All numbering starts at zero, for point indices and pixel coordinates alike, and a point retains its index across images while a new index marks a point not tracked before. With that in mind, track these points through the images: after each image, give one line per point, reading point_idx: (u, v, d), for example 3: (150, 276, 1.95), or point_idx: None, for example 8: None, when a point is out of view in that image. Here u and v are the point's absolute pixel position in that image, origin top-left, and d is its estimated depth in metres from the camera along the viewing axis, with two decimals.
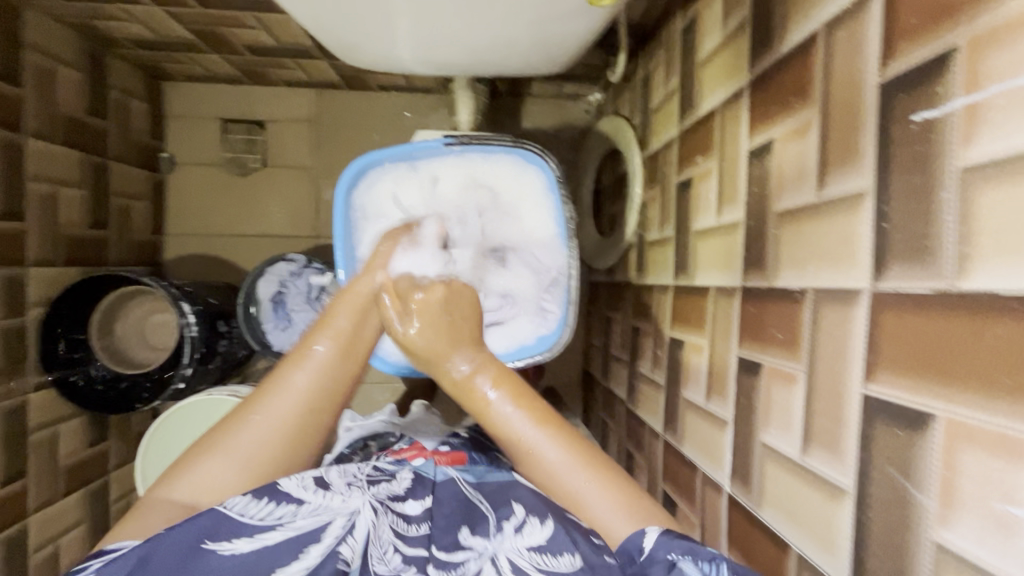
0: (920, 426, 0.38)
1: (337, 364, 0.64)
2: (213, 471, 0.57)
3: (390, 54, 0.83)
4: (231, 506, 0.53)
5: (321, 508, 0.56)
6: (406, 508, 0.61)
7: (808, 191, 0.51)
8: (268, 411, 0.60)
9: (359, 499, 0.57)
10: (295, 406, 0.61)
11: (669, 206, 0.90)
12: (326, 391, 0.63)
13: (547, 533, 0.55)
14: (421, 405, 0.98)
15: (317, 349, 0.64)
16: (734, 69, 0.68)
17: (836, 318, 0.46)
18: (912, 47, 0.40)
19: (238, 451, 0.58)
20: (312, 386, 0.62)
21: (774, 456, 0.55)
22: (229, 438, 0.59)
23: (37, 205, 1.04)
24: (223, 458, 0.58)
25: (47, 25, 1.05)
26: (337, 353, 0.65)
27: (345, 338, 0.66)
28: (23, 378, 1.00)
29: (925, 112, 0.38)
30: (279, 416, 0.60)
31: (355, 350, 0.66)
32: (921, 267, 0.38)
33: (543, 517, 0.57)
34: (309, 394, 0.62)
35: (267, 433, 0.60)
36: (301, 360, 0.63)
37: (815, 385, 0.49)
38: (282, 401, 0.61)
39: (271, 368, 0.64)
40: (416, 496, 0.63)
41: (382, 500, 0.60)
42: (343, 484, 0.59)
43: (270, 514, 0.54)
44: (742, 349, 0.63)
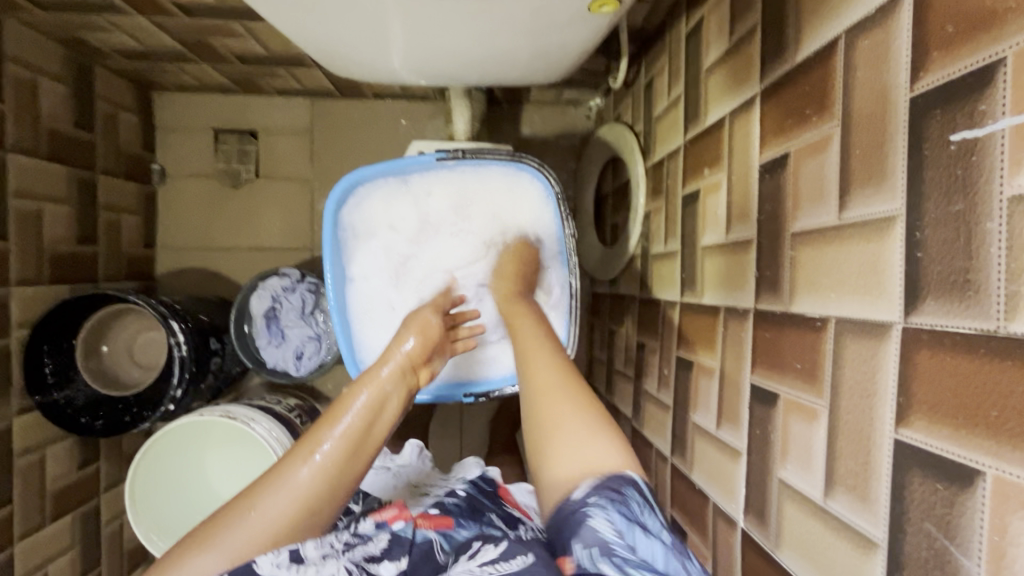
0: (965, 483, 0.34)
1: (344, 463, 0.58)
2: (199, 566, 0.52)
3: (382, 65, 0.79)
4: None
5: None
6: (380, 571, 0.54)
7: (828, 212, 0.47)
8: (264, 510, 0.54)
9: (333, 564, 0.52)
10: (293, 509, 0.55)
11: (674, 218, 0.86)
12: (329, 489, 0.56)
13: (500, 550, 0.49)
14: (414, 446, 0.92)
15: (324, 448, 0.57)
16: (743, 77, 0.64)
17: (863, 353, 0.42)
18: (947, 60, 0.36)
19: (230, 550, 0.52)
20: (316, 486, 0.56)
21: (793, 496, 0.51)
22: (224, 533, 0.53)
23: (21, 222, 1.01)
24: (213, 554, 0.52)
25: (29, 37, 1.02)
26: (344, 453, 0.58)
27: (369, 414, 0.61)
28: (7, 402, 0.97)
29: (965, 131, 0.35)
30: (276, 515, 0.54)
31: (364, 443, 0.60)
32: (963, 304, 0.34)
33: (497, 540, 0.52)
34: (311, 494, 0.56)
35: (259, 536, 0.53)
36: (308, 455, 0.57)
37: (839, 424, 0.45)
38: (281, 501, 0.55)
39: (275, 462, 0.58)
40: (391, 556, 0.56)
41: (357, 563, 0.54)
42: (318, 555, 0.52)
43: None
44: (756, 377, 0.59)
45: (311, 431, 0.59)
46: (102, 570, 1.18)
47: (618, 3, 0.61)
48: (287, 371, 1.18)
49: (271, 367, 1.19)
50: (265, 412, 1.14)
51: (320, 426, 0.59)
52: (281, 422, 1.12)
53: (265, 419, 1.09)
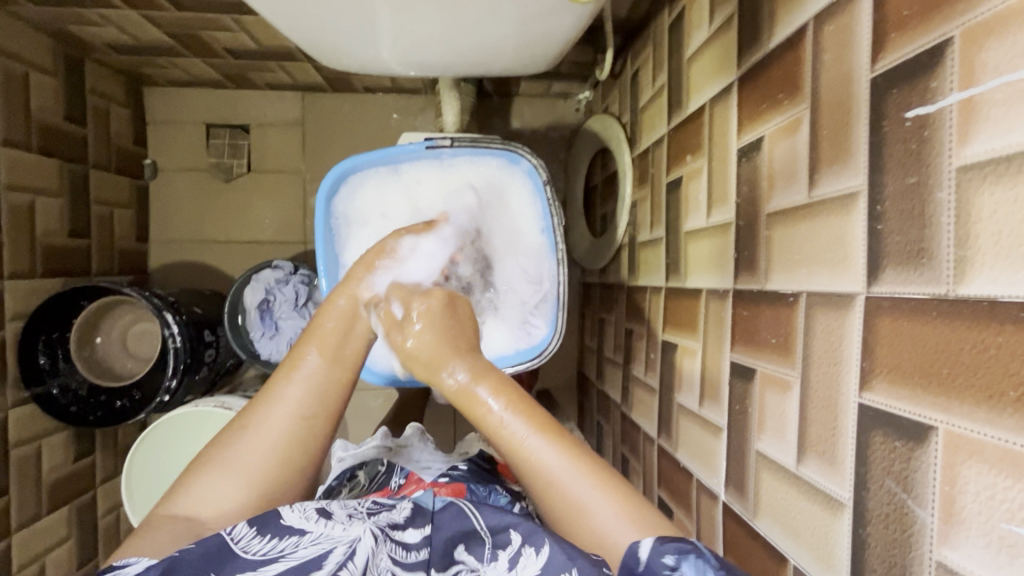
0: (921, 439, 0.36)
1: (326, 374, 0.61)
2: (209, 490, 0.54)
3: (372, 57, 0.80)
4: (237, 540, 0.49)
5: (322, 537, 0.51)
6: (406, 537, 0.54)
7: (799, 191, 0.50)
8: (264, 424, 0.57)
9: (359, 526, 0.52)
10: (288, 419, 0.58)
11: (659, 206, 0.88)
12: (318, 398, 0.60)
13: (542, 563, 0.50)
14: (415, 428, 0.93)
15: (309, 357, 0.61)
16: (722, 65, 0.66)
17: (831, 324, 0.44)
18: (903, 40, 0.38)
19: (234, 466, 0.55)
20: (304, 397, 0.59)
21: (769, 466, 0.53)
22: (228, 451, 0.56)
23: (14, 215, 1.01)
24: (218, 474, 0.55)
25: (20, 30, 1.02)
26: (327, 364, 0.62)
27: (350, 324, 0.66)
28: (3, 394, 0.98)
29: (918, 108, 0.36)
30: (275, 434, 0.57)
31: (343, 353, 0.63)
32: (917, 271, 0.36)
33: (539, 546, 0.51)
34: (304, 404, 0.59)
35: (261, 449, 0.56)
36: (292, 371, 0.61)
37: (809, 394, 0.47)
38: (274, 415, 0.58)
39: (266, 383, 0.61)
40: (416, 523, 0.56)
41: (382, 527, 0.54)
42: (344, 515, 0.54)
43: (273, 546, 0.50)
44: (735, 355, 0.61)
45: (297, 346, 0.63)
46: (99, 561, 1.19)
47: None
48: None
49: (265, 359, 1.20)
50: None
51: (306, 341, 0.64)
52: None
53: None
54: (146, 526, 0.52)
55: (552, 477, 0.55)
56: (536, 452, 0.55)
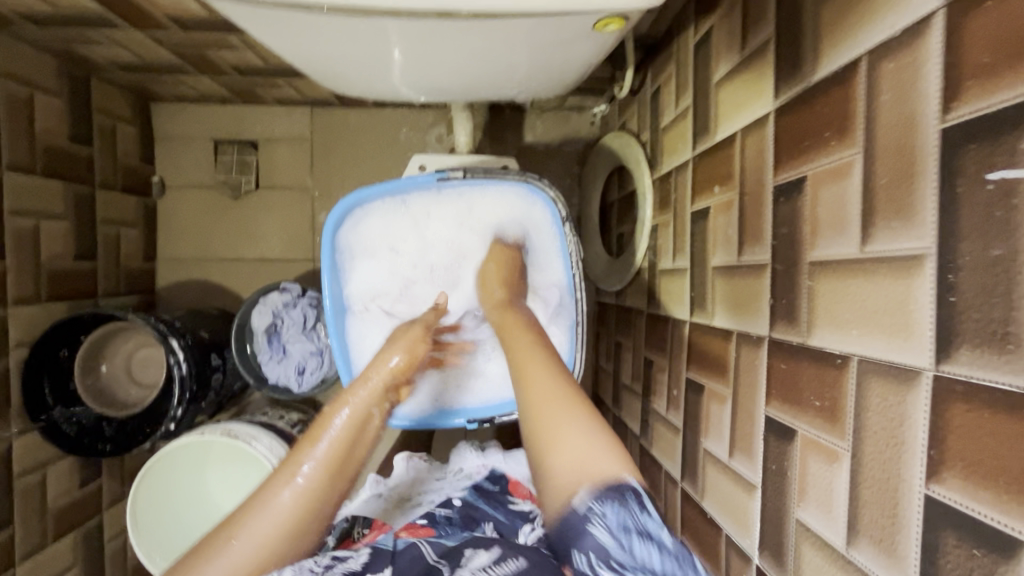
0: (1006, 552, 0.31)
1: (326, 486, 0.56)
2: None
3: (383, 84, 0.77)
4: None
5: None
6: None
7: (849, 243, 0.45)
8: (249, 537, 0.52)
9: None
10: (280, 533, 0.53)
11: (683, 234, 0.83)
12: (312, 511, 0.55)
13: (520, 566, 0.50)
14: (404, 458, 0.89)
15: (308, 465, 0.56)
16: (755, 93, 0.61)
17: (889, 398, 0.40)
18: (984, 90, 0.33)
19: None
20: (298, 509, 0.54)
21: (812, 539, 0.48)
22: (209, 563, 0.51)
23: (18, 240, 0.99)
24: None
25: (24, 52, 1.00)
26: (326, 473, 0.56)
27: (353, 434, 0.60)
28: (7, 424, 0.96)
29: (1004, 170, 0.32)
30: (264, 540, 0.53)
31: (345, 465, 0.59)
32: (1002, 358, 0.32)
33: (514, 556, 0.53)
34: (297, 518, 0.54)
35: (247, 564, 0.51)
36: (291, 475, 0.56)
37: (861, 470, 0.42)
38: (264, 526, 0.53)
39: (257, 487, 0.57)
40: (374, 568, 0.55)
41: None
42: None
43: None
44: (771, 409, 0.56)
45: (294, 450, 0.58)
46: None
47: (622, 20, 0.59)
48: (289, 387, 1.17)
49: (272, 383, 1.17)
50: (267, 429, 1.12)
51: (302, 445, 0.59)
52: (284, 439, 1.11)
53: (267, 436, 1.08)
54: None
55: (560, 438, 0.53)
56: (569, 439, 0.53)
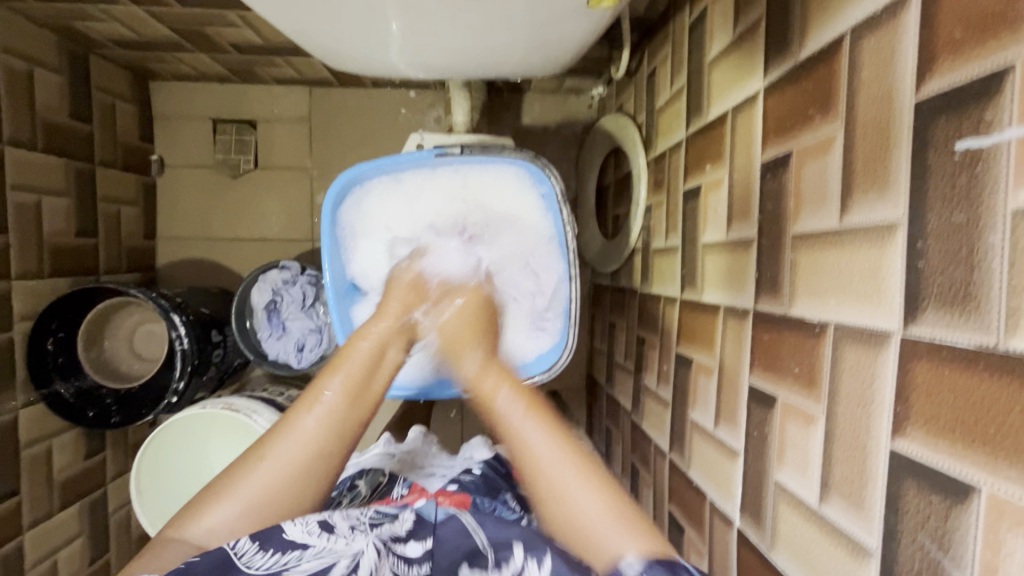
0: (960, 496, 0.34)
1: (346, 414, 0.60)
2: (220, 517, 0.54)
3: (381, 59, 0.78)
4: (241, 554, 0.50)
5: (325, 551, 0.52)
6: (407, 550, 0.57)
7: (829, 215, 0.47)
8: (276, 457, 0.56)
9: (362, 540, 0.54)
10: (302, 454, 0.57)
11: (676, 213, 0.85)
12: (334, 437, 0.59)
13: None
14: (420, 432, 0.91)
15: (328, 394, 0.60)
16: (746, 73, 0.63)
17: (861, 359, 0.42)
18: (954, 64, 0.35)
19: (247, 496, 0.55)
20: (320, 433, 0.58)
21: (789, 499, 0.51)
22: (240, 481, 0.55)
23: (20, 215, 1.01)
24: (230, 503, 0.54)
25: (23, 26, 1.00)
26: (346, 400, 0.60)
27: (369, 367, 0.64)
28: (12, 395, 0.98)
29: (970, 140, 0.34)
30: (287, 461, 0.56)
31: (365, 395, 0.62)
32: (963, 317, 0.34)
33: (540, 559, 0.55)
34: (320, 442, 0.58)
35: (273, 481, 0.55)
36: (312, 404, 0.59)
37: (835, 430, 0.45)
38: (290, 448, 0.57)
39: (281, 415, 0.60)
40: (418, 536, 0.58)
41: (384, 541, 0.56)
42: (347, 526, 0.55)
43: (277, 558, 0.51)
44: (754, 379, 0.58)
45: (314, 378, 0.61)
46: (111, 556, 1.20)
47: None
48: (289, 363, 1.19)
49: (272, 359, 1.19)
50: (267, 404, 1.14)
51: (323, 374, 0.62)
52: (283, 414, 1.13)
53: (267, 410, 1.10)
54: (162, 539, 0.53)
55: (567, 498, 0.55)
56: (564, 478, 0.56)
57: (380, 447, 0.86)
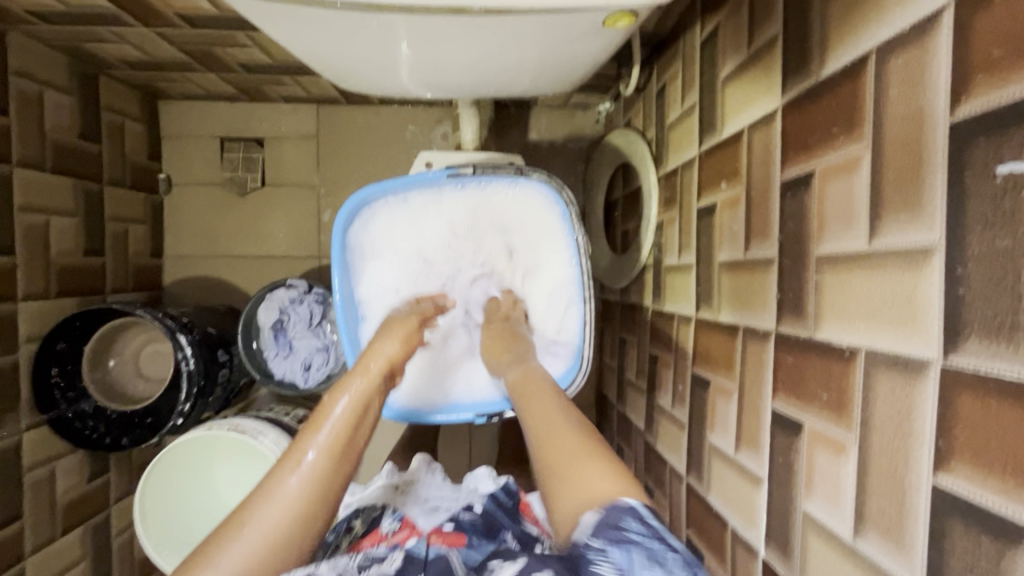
0: (1014, 539, 0.32)
1: (331, 473, 0.55)
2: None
3: (391, 79, 0.77)
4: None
5: None
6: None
7: (857, 237, 0.45)
8: (257, 526, 0.51)
9: None
10: (287, 520, 0.52)
11: (689, 230, 0.84)
12: (321, 498, 0.54)
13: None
14: (422, 461, 0.88)
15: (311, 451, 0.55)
16: (762, 90, 0.62)
17: (896, 388, 0.40)
18: (993, 84, 0.33)
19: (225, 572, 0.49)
20: (306, 495, 0.53)
21: (820, 531, 0.49)
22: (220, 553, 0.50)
23: (28, 236, 1.00)
24: None
25: (34, 49, 1.01)
26: (331, 458, 0.56)
27: (352, 423, 0.59)
28: (16, 418, 0.97)
29: (1013, 163, 0.32)
30: (270, 531, 0.51)
31: (350, 453, 0.57)
32: (1011, 347, 0.32)
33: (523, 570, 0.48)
34: (306, 504, 0.53)
35: (254, 556, 0.50)
36: (295, 464, 0.55)
37: (869, 461, 0.43)
38: (274, 513, 0.52)
39: (265, 477, 0.55)
40: (407, 573, 0.56)
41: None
42: None
43: None
44: (778, 403, 0.57)
45: (298, 438, 0.57)
46: None
47: (631, 17, 0.60)
48: (295, 383, 1.17)
49: (278, 379, 1.18)
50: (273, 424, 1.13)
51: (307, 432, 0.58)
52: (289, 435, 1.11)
53: (273, 430, 1.09)
54: None
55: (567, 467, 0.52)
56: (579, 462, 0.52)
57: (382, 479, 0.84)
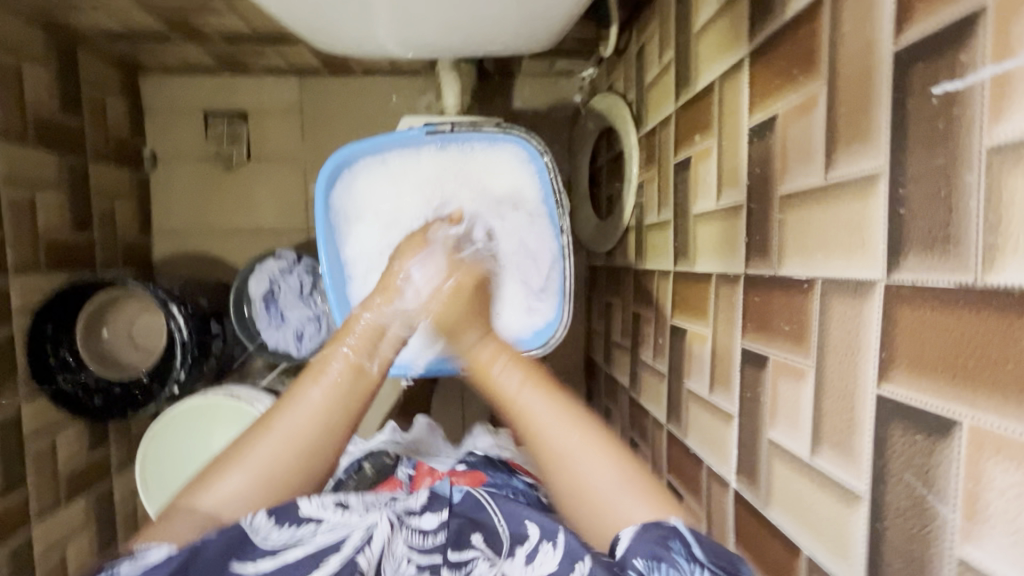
0: (944, 433, 0.34)
1: (350, 388, 0.59)
2: (227, 487, 0.52)
3: (369, 39, 0.78)
4: (255, 531, 0.49)
5: (339, 526, 0.51)
6: (422, 523, 0.55)
7: (815, 172, 0.47)
8: (285, 428, 0.55)
9: (376, 514, 0.53)
10: (312, 425, 0.56)
11: (667, 187, 0.85)
12: (342, 409, 0.58)
13: (558, 560, 0.48)
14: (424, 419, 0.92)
15: (332, 367, 0.60)
16: (732, 40, 0.63)
17: (847, 311, 0.43)
18: (930, 10, 0.35)
19: (257, 467, 0.53)
20: (327, 404, 0.58)
21: (782, 455, 0.52)
22: (248, 451, 0.54)
23: (15, 210, 1.01)
24: (240, 473, 0.53)
25: (10, 21, 1.00)
26: (351, 375, 0.60)
27: (368, 346, 0.64)
28: (14, 389, 0.99)
29: (947, 84, 0.34)
30: (295, 434, 0.55)
31: (368, 374, 0.61)
32: (943, 258, 0.34)
33: (554, 541, 0.50)
34: (326, 412, 0.57)
35: (281, 452, 0.54)
36: (318, 375, 0.59)
37: (824, 382, 0.46)
38: (299, 418, 0.56)
39: (290, 387, 0.60)
40: (433, 509, 0.57)
41: (398, 514, 0.55)
42: (361, 506, 0.54)
43: (291, 532, 0.50)
44: (746, 341, 0.59)
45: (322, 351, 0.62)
46: (118, 548, 1.22)
47: None
48: (288, 352, 1.18)
49: (271, 349, 1.18)
50: (268, 392, 1.15)
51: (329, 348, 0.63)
52: None
53: (268, 398, 1.11)
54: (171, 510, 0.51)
55: (565, 458, 0.55)
56: (581, 460, 0.55)
57: (385, 434, 0.87)
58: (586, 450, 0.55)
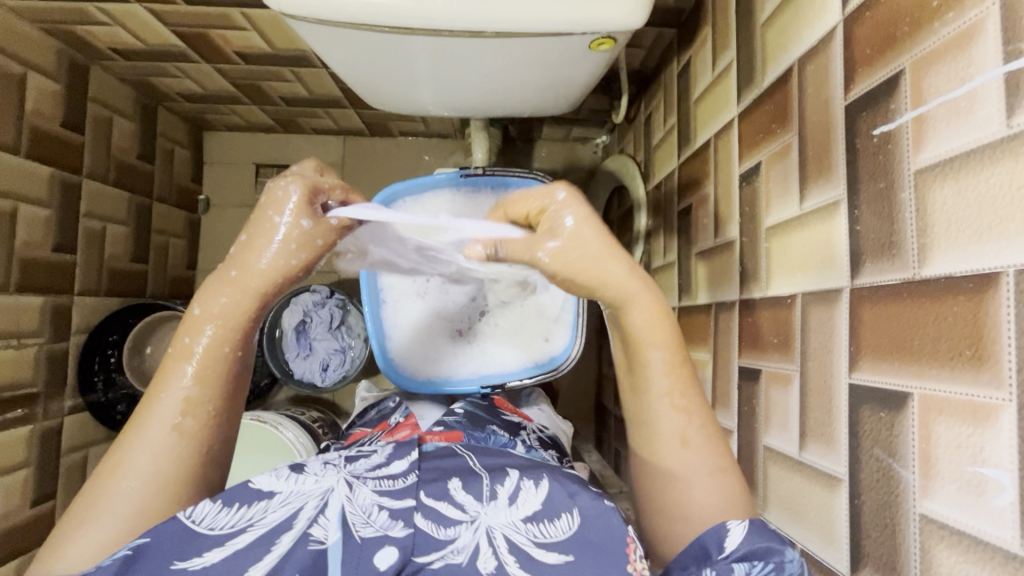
0: (899, 405, 0.40)
1: (205, 419, 0.49)
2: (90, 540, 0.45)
3: (413, 98, 0.92)
4: (199, 519, 0.46)
5: (292, 496, 0.50)
6: (391, 469, 0.55)
7: (792, 204, 0.56)
8: (134, 469, 0.47)
9: (332, 477, 0.52)
10: (166, 460, 0.48)
11: (672, 233, 0.95)
12: (196, 441, 0.48)
13: (542, 497, 0.52)
14: None
15: (174, 399, 0.48)
16: (723, 104, 0.75)
17: (822, 317, 0.50)
18: (869, 73, 0.45)
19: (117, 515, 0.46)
20: (183, 436, 0.48)
21: (776, 458, 0.57)
22: (101, 500, 0.46)
23: (88, 239, 1.14)
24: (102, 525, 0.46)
25: (109, 81, 1.18)
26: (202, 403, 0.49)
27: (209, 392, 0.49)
28: (61, 401, 1.06)
29: (883, 125, 0.44)
30: (154, 470, 0.47)
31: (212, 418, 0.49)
32: (891, 261, 0.42)
33: (537, 481, 0.53)
34: (178, 450, 0.48)
35: (142, 494, 0.47)
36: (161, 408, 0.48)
37: (807, 382, 0.52)
38: (146, 457, 0.47)
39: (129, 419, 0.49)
40: (399, 457, 0.57)
41: (359, 472, 0.54)
42: (318, 467, 0.54)
43: (242, 511, 0.47)
44: (742, 359, 0.66)
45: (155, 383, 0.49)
46: None
47: (612, 42, 0.73)
48: (314, 382, 1.25)
49: (298, 378, 1.26)
50: (291, 419, 1.21)
51: (157, 386, 0.49)
52: (307, 430, 1.19)
53: (293, 425, 1.16)
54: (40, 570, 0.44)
55: (685, 490, 0.51)
56: (691, 450, 0.51)
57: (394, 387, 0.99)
58: (695, 432, 0.52)
